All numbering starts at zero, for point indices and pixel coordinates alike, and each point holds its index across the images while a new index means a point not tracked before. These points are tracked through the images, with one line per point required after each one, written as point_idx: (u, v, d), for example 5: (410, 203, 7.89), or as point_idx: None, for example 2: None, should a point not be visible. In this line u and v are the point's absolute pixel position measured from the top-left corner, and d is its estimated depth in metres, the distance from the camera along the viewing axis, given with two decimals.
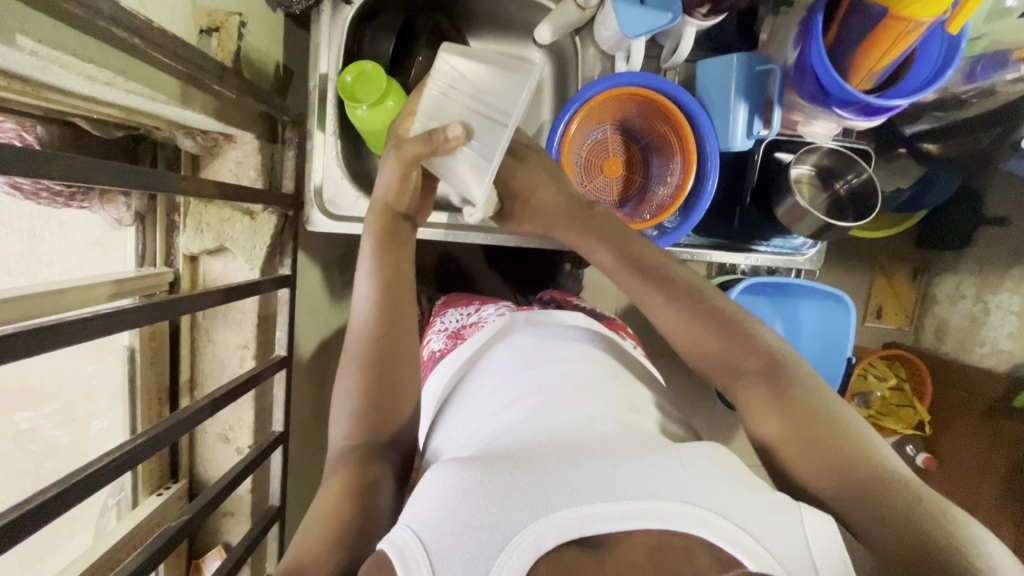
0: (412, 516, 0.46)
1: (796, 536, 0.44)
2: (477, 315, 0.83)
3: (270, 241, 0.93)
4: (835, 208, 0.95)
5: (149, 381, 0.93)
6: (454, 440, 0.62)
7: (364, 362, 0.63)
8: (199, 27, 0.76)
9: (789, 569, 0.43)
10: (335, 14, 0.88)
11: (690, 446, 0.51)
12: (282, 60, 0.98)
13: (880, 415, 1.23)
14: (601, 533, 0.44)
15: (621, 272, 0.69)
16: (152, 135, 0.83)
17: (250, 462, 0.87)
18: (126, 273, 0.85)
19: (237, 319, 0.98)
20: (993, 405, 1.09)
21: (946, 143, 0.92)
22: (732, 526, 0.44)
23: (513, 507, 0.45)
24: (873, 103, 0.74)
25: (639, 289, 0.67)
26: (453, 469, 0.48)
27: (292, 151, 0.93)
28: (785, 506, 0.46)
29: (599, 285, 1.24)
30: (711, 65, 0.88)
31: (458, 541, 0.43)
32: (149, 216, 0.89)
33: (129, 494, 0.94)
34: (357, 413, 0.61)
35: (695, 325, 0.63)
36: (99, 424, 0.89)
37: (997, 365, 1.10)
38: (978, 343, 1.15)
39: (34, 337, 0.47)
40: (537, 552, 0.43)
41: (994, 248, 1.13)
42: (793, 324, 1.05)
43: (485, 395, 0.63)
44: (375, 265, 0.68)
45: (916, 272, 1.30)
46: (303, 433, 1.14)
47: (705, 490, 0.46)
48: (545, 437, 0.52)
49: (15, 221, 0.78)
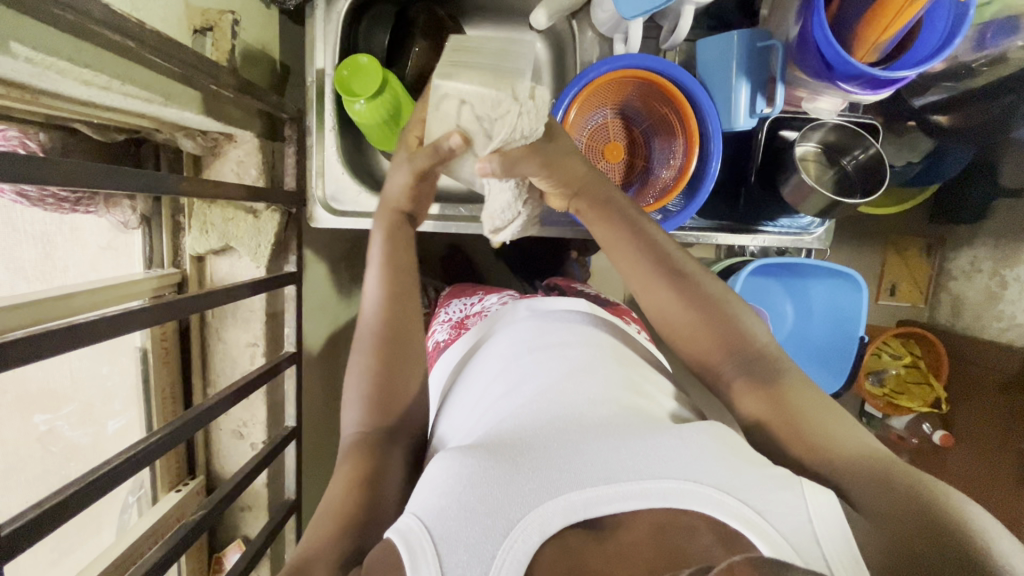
0: (417, 505, 0.46)
1: (799, 512, 0.43)
2: (480, 304, 0.82)
3: (275, 239, 0.94)
4: (842, 186, 0.93)
5: (162, 380, 0.93)
6: (456, 429, 0.61)
7: (367, 354, 0.64)
8: (192, 28, 0.76)
9: (794, 543, 0.42)
10: (329, 9, 0.87)
11: (691, 427, 0.51)
12: (278, 56, 0.97)
13: (896, 394, 1.21)
14: (604, 515, 0.44)
15: (618, 248, 0.67)
16: (153, 137, 0.82)
17: (263, 456, 0.87)
18: (138, 273, 0.86)
19: (245, 316, 0.99)
20: (1010, 384, 1.08)
21: (957, 114, 0.91)
22: (734, 500, 0.44)
23: (517, 493, 0.44)
24: (879, 75, 0.73)
25: (635, 264, 0.65)
26: (456, 458, 0.48)
27: (293, 148, 0.92)
28: (787, 482, 0.46)
29: (607, 272, 1.25)
30: (711, 44, 0.87)
31: (463, 527, 0.43)
32: (155, 219, 0.89)
33: (148, 491, 0.94)
34: (369, 402, 0.62)
35: (695, 305, 0.62)
36: (116, 424, 0.90)
37: (1016, 341, 1.09)
38: (994, 318, 1.14)
39: (38, 342, 0.46)
40: (542, 537, 0.42)
41: (1010, 221, 1.11)
42: (802, 304, 1.05)
43: (488, 382, 0.63)
44: (381, 257, 0.69)
45: (930, 248, 1.29)
46: (315, 427, 1.14)
47: (708, 467, 0.46)
48: (550, 423, 0.52)
49: (26, 227, 0.76)
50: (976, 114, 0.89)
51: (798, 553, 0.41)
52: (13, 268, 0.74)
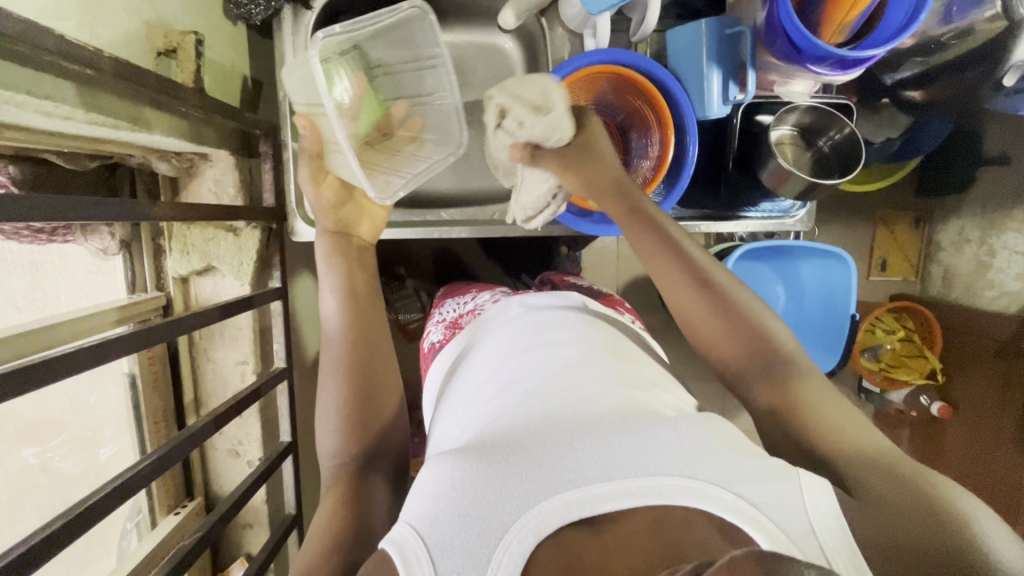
0: (411, 512, 0.46)
1: (795, 503, 0.43)
2: (473, 302, 0.82)
3: (256, 256, 0.92)
4: (820, 167, 0.94)
5: (153, 405, 0.92)
6: (450, 430, 0.61)
7: (343, 379, 0.62)
8: (155, 50, 0.74)
9: (789, 533, 0.42)
10: (297, 23, 0.85)
11: (686, 418, 0.50)
12: (248, 73, 0.96)
13: (892, 367, 1.22)
14: (600, 512, 0.43)
15: (652, 255, 0.67)
16: (127, 162, 0.81)
17: (260, 474, 0.85)
18: (119, 300, 0.84)
19: (233, 335, 0.98)
20: (1006, 346, 1.10)
21: (931, 87, 0.90)
22: (730, 495, 0.43)
23: (510, 496, 0.44)
24: (847, 55, 0.74)
25: (674, 279, 0.65)
26: (449, 460, 0.47)
27: (269, 163, 0.90)
28: (784, 472, 0.46)
29: (599, 264, 1.27)
30: (680, 34, 0.87)
31: (456, 532, 0.42)
32: (135, 244, 0.87)
33: (147, 515, 0.93)
34: (342, 430, 0.61)
35: (720, 313, 0.62)
36: (108, 452, 0.88)
37: (1009, 308, 1.10)
38: (986, 287, 1.15)
39: (18, 377, 0.44)
40: (537, 538, 0.42)
41: (995, 188, 1.13)
42: (794, 285, 1.05)
43: (480, 380, 0.62)
44: (336, 283, 0.68)
45: (918, 221, 1.30)
46: (311, 439, 1.13)
47: (705, 461, 0.46)
48: (541, 422, 0.51)
49: (15, 258, 0.74)
50: (950, 86, 0.88)
51: (795, 542, 0.42)
52: (6, 297, 0.72)
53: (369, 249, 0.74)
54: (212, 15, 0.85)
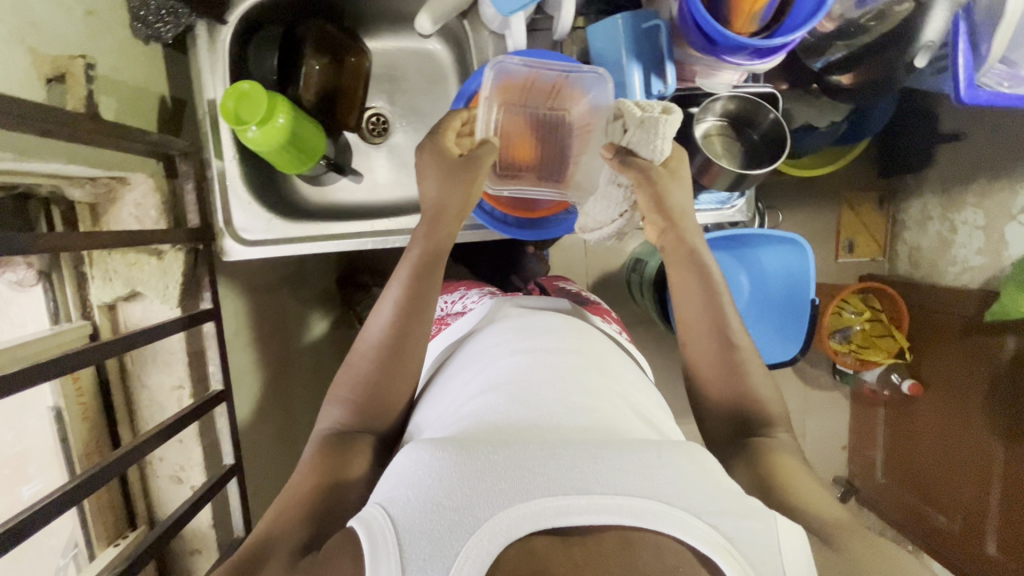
0: (383, 494, 0.44)
1: (767, 539, 0.42)
2: (461, 302, 0.82)
3: (183, 278, 0.82)
4: (747, 155, 0.95)
5: (84, 436, 0.83)
6: (428, 424, 0.59)
7: (372, 360, 0.61)
8: (43, 78, 0.65)
9: (760, 571, 0.41)
10: (213, 39, 0.81)
11: (670, 445, 0.48)
12: (167, 91, 0.86)
13: (863, 348, 1.28)
14: (575, 525, 0.41)
15: (695, 301, 0.69)
16: (36, 189, 0.72)
17: (197, 497, 0.78)
18: (42, 330, 0.75)
19: (167, 359, 0.87)
20: (971, 322, 1.14)
21: (857, 69, 0.92)
22: (705, 525, 0.42)
23: (486, 490, 0.42)
24: (760, 45, 0.75)
25: (695, 315, 0.69)
26: (430, 446, 0.46)
27: (191, 184, 0.82)
28: (759, 513, 0.45)
29: (566, 261, 1.28)
30: (600, 30, 0.86)
31: (428, 518, 0.41)
32: (55, 272, 0.77)
33: (84, 548, 0.84)
34: (351, 403, 0.60)
35: (726, 372, 0.66)
36: (31, 488, 0.77)
37: (971, 282, 1.16)
38: (951, 264, 1.22)
39: None
40: (508, 538, 0.40)
41: (953, 163, 1.19)
42: (755, 272, 1.07)
43: (464, 382, 0.61)
44: (413, 262, 0.66)
45: (882, 200, 1.38)
46: (271, 467, 1.06)
47: (682, 490, 0.44)
48: (525, 424, 0.50)
49: None
50: (876, 66, 0.90)
51: None
52: None
53: (444, 252, 0.68)
54: (120, 32, 0.77)
